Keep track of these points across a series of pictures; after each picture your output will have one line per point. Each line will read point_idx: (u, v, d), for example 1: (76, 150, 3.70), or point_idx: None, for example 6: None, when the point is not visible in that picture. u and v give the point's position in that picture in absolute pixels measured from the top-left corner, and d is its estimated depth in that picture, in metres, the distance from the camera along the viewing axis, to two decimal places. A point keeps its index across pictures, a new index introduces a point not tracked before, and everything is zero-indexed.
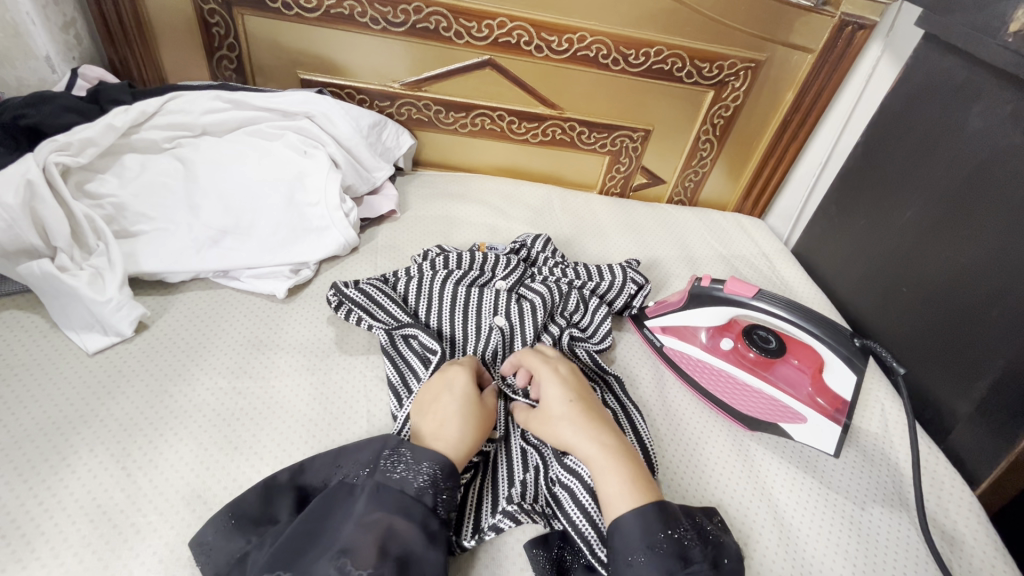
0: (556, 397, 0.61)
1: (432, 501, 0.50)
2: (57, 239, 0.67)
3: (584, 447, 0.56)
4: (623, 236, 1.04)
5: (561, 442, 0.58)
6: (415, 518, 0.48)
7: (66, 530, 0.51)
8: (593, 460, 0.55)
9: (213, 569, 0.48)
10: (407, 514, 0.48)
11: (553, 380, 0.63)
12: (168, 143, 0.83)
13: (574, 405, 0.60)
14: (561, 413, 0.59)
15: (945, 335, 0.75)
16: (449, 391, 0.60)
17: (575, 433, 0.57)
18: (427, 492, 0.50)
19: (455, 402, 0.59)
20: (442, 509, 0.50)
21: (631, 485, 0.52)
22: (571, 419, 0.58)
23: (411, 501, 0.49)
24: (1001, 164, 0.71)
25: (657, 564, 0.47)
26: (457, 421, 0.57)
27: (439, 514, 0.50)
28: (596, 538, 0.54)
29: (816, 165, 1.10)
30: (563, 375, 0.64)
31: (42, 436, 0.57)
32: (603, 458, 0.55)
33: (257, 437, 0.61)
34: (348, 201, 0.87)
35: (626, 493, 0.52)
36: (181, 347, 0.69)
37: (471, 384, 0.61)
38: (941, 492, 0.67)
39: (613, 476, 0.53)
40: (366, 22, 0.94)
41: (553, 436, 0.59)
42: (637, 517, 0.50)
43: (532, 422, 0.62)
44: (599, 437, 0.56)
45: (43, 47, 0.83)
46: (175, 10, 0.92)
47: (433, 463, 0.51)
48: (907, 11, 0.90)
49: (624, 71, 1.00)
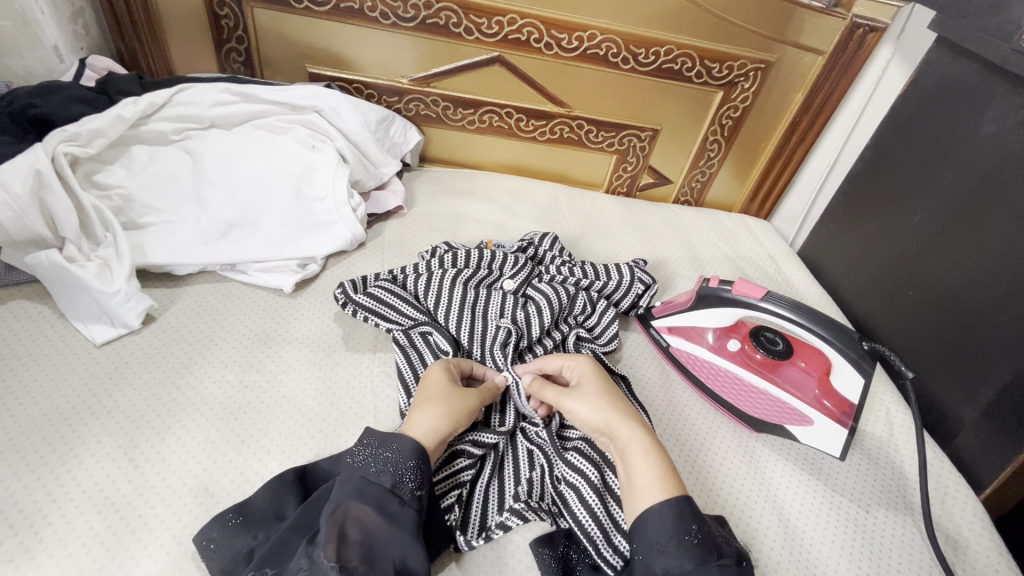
0: (594, 380, 0.63)
1: (391, 482, 0.49)
2: (65, 230, 0.67)
3: (626, 428, 0.57)
4: (630, 236, 1.04)
5: (599, 420, 0.58)
6: (371, 498, 0.48)
7: (74, 520, 0.51)
8: (634, 441, 0.55)
9: (222, 562, 0.48)
10: (379, 504, 0.48)
11: (590, 368, 0.64)
12: (177, 135, 0.83)
13: (612, 390, 0.62)
14: (602, 395, 0.61)
15: (952, 340, 0.75)
16: (423, 385, 0.61)
17: (618, 415, 0.58)
18: (385, 473, 0.50)
19: (424, 393, 0.59)
20: (403, 489, 0.49)
21: (665, 474, 0.52)
22: (613, 402, 0.60)
23: (369, 484, 0.49)
24: (1012, 169, 0.71)
25: (680, 560, 0.47)
26: (423, 408, 0.57)
27: (398, 493, 0.49)
28: (602, 537, 0.54)
29: (823, 167, 1.10)
30: (595, 365, 0.65)
31: (49, 427, 0.57)
32: (644, 442, 0.55)
33: (264, 432, 0.60)
34: (356, 196, 0.87)
35: (658, 481, 0.52)
36: (188, 341, 0.69)
37: (443, 374, 0.61)
38: (947, 497, 0.67)
39: (650, 462, 0.53)
40: (376, 17, 0.93)
41: (588, 417, 0.59)
42: (650, 516, 0.50)
43: (564, 398, 0.61)
44: (641, 423, 0.58)
45: (52, 37, 0.83)
46: (184, 2, 0.92)
47: (385, 448, 0.51)
48: (919, 14, 0.90)
49: (634, 70, 1.00)
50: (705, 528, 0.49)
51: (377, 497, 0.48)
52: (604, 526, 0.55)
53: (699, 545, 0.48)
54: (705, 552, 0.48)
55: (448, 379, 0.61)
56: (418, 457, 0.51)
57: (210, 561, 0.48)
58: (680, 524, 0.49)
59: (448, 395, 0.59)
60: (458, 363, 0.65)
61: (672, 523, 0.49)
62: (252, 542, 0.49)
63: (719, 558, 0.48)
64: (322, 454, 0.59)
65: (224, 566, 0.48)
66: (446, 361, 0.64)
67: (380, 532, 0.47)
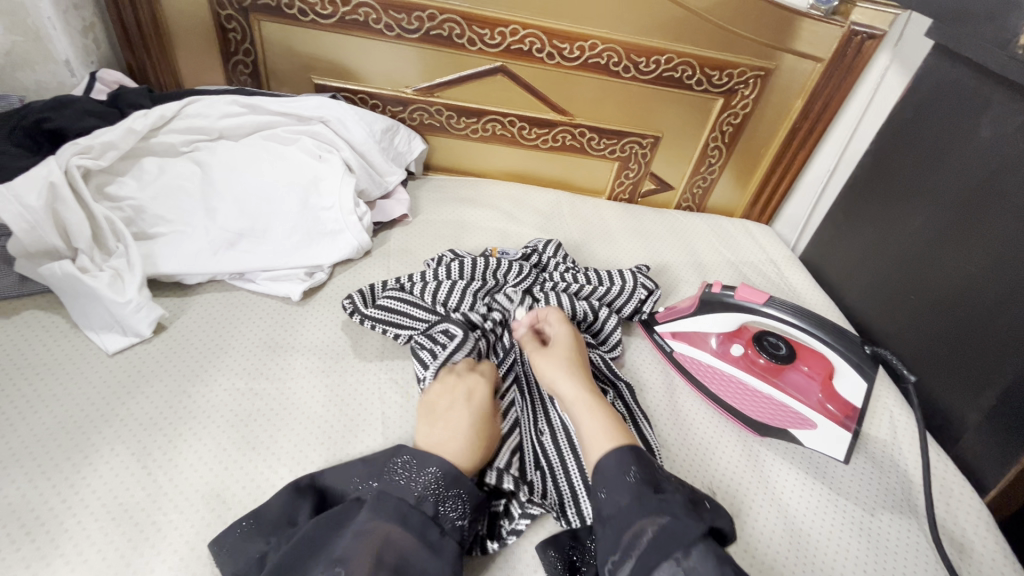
0: (563, 343, 0.67)
1: (433, 510, 0.51)
2: (78, 241, 0.69)
3: (572, 392, 0.60)
4: (632, 243, 1.05)
5: (557, 381, 0.62)
6: (414, 527, 0.49)
7: (89, 527, 0.52)
8: (577, 398, 0.59)
9: (238, 565, 0.49)
10: (422, 533, 0.49)
11: (565, 333, 0.69)
12: (186, 147, 0.84)
13: (575, 356, 0.65)
14: (567, 360, 0.64)
15: (953, 343, 0.76)
16: (464, 400, 0.61)
17: (568, 379, 0.61)
18: (426, 501, 0.51)
19: (470, 410, 0.60)
20: (444, 518, 0.51)
21: (610, 428, 0.56)
22: (568, 363, 0.64)
23: (411, 510, 0.50)
24: (1009, 175, 0.72)
25: (619, 495, 0.50)
26: (467, 430, 0.58)
27: (439, 522, 0.51)
28: (574, 511, 0.59)
29: (823, 173, 1.11)
30: (572, 333, 0.69)
31: (64, 435, 0.58)
32: (587, 399, 0.59)
33: (274, 439, 0.61)
34: (362, 205, 0.88)
35: (605, 434, 0.55)
36: (199, 350, 0.70)
37: (487, 394, 0.62)
38: (950, 500, 0.67)
39: (595, 417, 0.57)
40: (381, 29, 0.95)
41: (544, 372, 0.64)
42: (601, 466, 0.52)
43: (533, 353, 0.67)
44: (588, 384, 0.61)
45: (64, 51, 0.84)
46: (193, 15, 0.94)
47: (425, 473, 0.53)
48: (917, 21, 0.91)
49: (635, 78, 1.01)
50: (647, 469, 0.51)
51: (420, 526, 0.49)
52: (582, 515, 0.58)
53: (637, 483, 0.50)
54: (641, 487, 0.50)
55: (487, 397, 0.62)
56: (455, 484, 0.53)
57: (225, 569, 0.49)
58: (623, 466, 0.51)
59: (488, 418, 0.60)
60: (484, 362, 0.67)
61: (614, 468, 0.51)
62: (264, 547, 0.50)
63: (658, 493, 0.49)
64: (332, 461, 0.60)
65: (238, 570, 0.49)
66: (486, 377, 0.65)
67: (415, 552, 0.48)
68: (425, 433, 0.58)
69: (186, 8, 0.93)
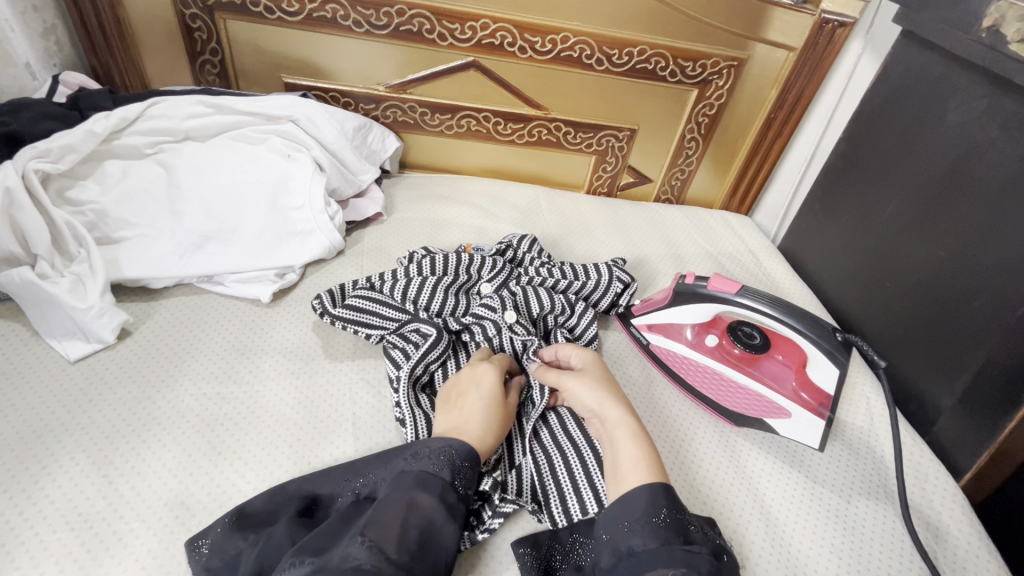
0: (594, 367, 0.65)
1: (450, 475, 0.51)
2: (37, 246, 0.67)
3: (613, 409, 0.59)
4: (610, 236, 1.04)
5: (591, 399, 0.61)
6: (433, 489, 0.50)
7: (47, 539, 0.50)
8: (623, 422, 0.57)
9: (211, 564, 0.49)
10: (440, 494, 0.50)
11: (593, 358, 0.67)
12: (151, 149, 0.82)
13: (608, 378, 0.64)
14: (600, 380, 0.63)
15: (927, 328, 0.76)
16: (475, 385, 0.62)
17: (606, 397, 0.60)
18: (443, 468, 0.52)
19: (482, 395, 0.61)
20: (459, 484, 0.52)
21: (649, 457, 0.54)
22: (606, 385, 0.62)
23: (429, 476, 0.51)
24: (979, 157, 0.71)
25: (645, 539, 0.48)
26: (482, 411, 0.59)
27: (457, 488, 0.51)
28: (559, 513, 0.58)
29: (801, 161, 1.11)
30: (599, 357, 0.68)
31: (23, 445, 0.57)
32: (632, 424, 0.57)
33: (241, 443, 0.60)
34: (333, 204, 0.87)
35: (644, 461, 0.54)
36: (165, 355, 0.69)
37: (497, 377, 0.63)
38: (926, 483, 0.68)
39: (634, 442, 0.55)
40: (349, 26, 0.94)
41: (583, 397, 0.61)
42: (629, 497, 0.51)
43: (565, 378, 0.64)
44: (629, 406, 0.60)
45: (23, 53, 0.83)
46: (157, 15, 0.92)
47: (443, 444, 0.53)
48: (886, 8, 0.91)
49: (608, 71, 1.01)
50: (676, 514, 0.50)
51: (439, 490, 0.50)
52: (570, 516, 0.57)
53: (666, 527, 0.48)
54: (670, 534, 0.48)
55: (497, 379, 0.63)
56: (471, 457, 0.53)
57: (198, 568, 0.49)
58: (652, 506, 0.50)
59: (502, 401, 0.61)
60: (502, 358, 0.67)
61: (641, 505, 0.50)
62: (241, 545, 0.49)
63: (685, 544, 0.48)
64: (301, 464, 0.59)
65: (211, 568, 0.49)
66: (495, 362, 0.65)
67: (436, 514, 0.48)
68: (441, 420, 0.59)
69: (150, 8, 0.91)
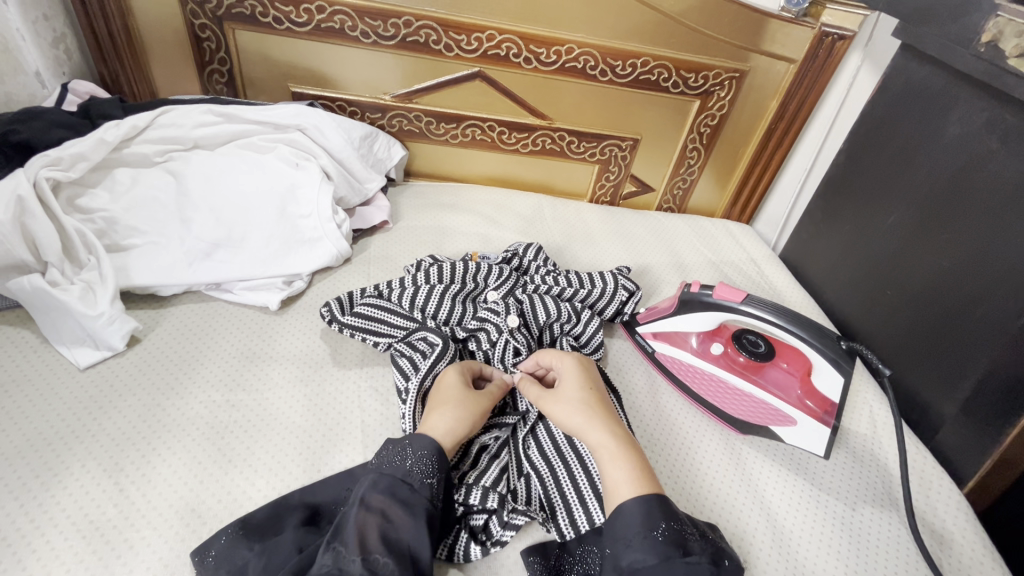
0: (573, 384, 0.63)
1: (404, 470, 0.52)
2: (48, 254, 0.67)
3: (593, 433, 0.57)
4: (613, 244, 1.05)
5: (571, 422, 0.59)
6: (383, 487, 0.50)
7: (58, 547, 0.50)
8: (603, 446, 0.56)
9: (225, 571, 0.49)
10: (392, 491, 0.50)
11: (573, 369, 0.65)
12: (160, 157, 0.83)
13: (589, 394, 0.62)
14: (579, 400, 0.61)
15: (929, 336, 0.77)
16: (439, 387, 0.63)
17: (587, 420, 0.59)
18: (398, 464, 0.52)
19: (442, 395, 0.61)
20: (414, 477, 0.52)
21: (636, 476, 0.53)
22: (585, 405, 0.60)
23: (382, 475, 0.51)
24: (977, 168, 0.73)
25: (645, 554, 0.48)
26: (443, 408, 0.59)
27: (410, 482, 0.51)
28: (567, 523, 0.58)
29: (801, 170, 1.13)
30: (580, 364, 0.66)
31: (35, 452, 0.57)
32: (614, 446, 0.56)
33: (252, 451, 0.60)
34: (341, 212, 0.88)
35: (630, 481, 0.53)
36: (174, 363, 0.69)
37: (458, 377, 0.63)
38: (930, 492, 0.68)
39: (618, 463, 0.54)
40: (357, 36, 0.95)
41: (564, 420, 0.60)
42: (625, 507, 0.51)
43: (545, 402, 0.62)
44: (612, 426, 0.58)
45: (33, 62, 0.84)
46: (166, 24, 0.93)
47: (400, 443, 0.54)
48: (884, 22, 0.94)
49: (612, 81, 1.02)
50: (673, 525, 0.50)
51: (389, 485, 0.50)
52: (577, 527, 0.57)
53: (664, 541, 0.49)
54: (669, 548, 0.48)
55: (459, 381, 0.63)
56: (430, 450, 0.53)
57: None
58: (647, 522, 0.50)
59: (464, 397, 0.61)
60: (470, 364, 0.67)
61: (647, 515, 0.50)
62: (248, 555, 0.50)
63: (686, 556, 0.48)
64: (311, 472, 0.59)
65: None
66: (458, 365, 0.66)
67: (389, 510, 0.49)
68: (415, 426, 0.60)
69: (159, 17, 0.92)
